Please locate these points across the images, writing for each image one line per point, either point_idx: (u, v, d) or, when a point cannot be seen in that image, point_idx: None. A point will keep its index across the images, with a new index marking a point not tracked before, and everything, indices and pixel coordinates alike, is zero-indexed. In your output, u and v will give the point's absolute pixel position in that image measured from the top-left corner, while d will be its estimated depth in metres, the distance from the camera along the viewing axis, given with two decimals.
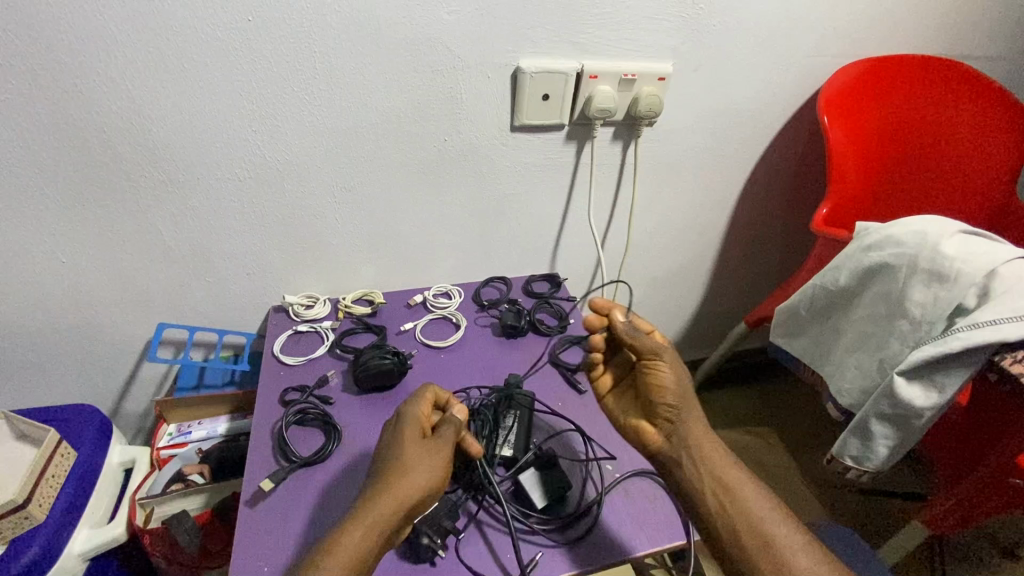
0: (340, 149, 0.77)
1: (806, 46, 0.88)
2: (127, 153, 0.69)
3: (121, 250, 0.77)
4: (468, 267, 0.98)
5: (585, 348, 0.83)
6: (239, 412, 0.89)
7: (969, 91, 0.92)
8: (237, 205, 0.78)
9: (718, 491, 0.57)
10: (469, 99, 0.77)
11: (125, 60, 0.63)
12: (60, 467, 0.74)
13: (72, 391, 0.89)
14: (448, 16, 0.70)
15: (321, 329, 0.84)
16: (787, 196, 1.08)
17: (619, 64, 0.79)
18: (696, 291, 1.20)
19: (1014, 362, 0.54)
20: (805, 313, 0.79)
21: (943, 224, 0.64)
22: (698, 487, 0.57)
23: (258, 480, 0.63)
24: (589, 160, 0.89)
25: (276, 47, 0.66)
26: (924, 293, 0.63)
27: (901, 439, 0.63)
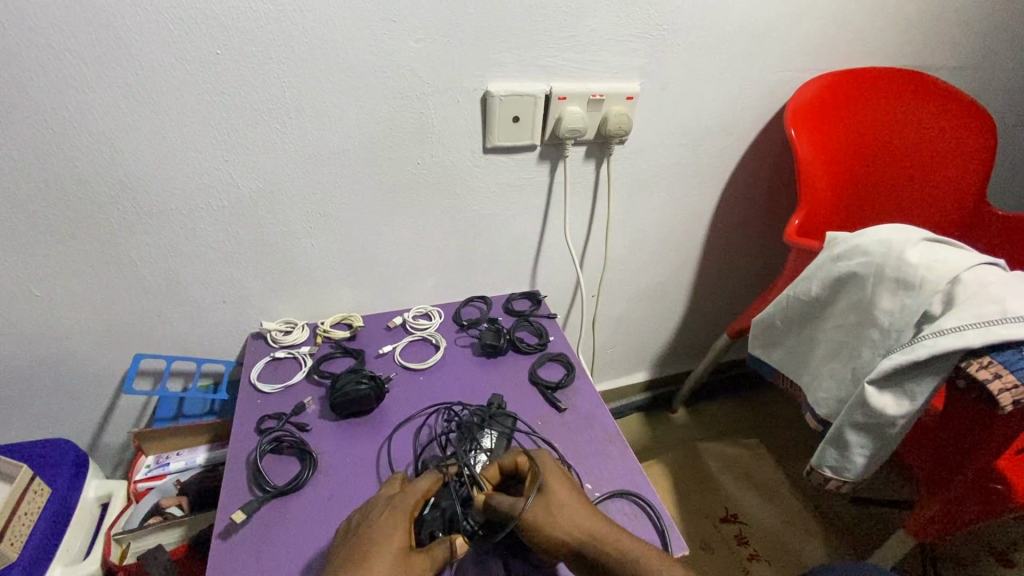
0: (313, 175, 0.78)
1: (770, 63, 0.90)
2: (100, 187, 0.70)
3: (98, 283, 0.77)
4: (448, 288, 0.99)
5: (564, 366, 0.84)
6: (219, 441, 0.88)
7: (932, 100, 0.95)
8: (211, 235, 0.78)
9: None
10: (441, 124, 0.79)
11: (96, 96, 0.64)
12: (33, 504, 0.73)
13: (47, 426, 0.88)
14: (415, 44, 0.71)
15: (299, 354, 0.84)
16: (762, 207, 1.09)
17: (587, 85, 0.81)
18: (678, 304, 1.21)
19: (980, 368, 0.53)
20: (781, 323, 0.80)
21: (907, 232, 0.65)
22: None
23: (231, 511, 0.62)
24: (563, 179, 0.90)
25: (246, 79, 0.68)
26: (891, 301, 0.63)
27: (877, 448, 0.63)
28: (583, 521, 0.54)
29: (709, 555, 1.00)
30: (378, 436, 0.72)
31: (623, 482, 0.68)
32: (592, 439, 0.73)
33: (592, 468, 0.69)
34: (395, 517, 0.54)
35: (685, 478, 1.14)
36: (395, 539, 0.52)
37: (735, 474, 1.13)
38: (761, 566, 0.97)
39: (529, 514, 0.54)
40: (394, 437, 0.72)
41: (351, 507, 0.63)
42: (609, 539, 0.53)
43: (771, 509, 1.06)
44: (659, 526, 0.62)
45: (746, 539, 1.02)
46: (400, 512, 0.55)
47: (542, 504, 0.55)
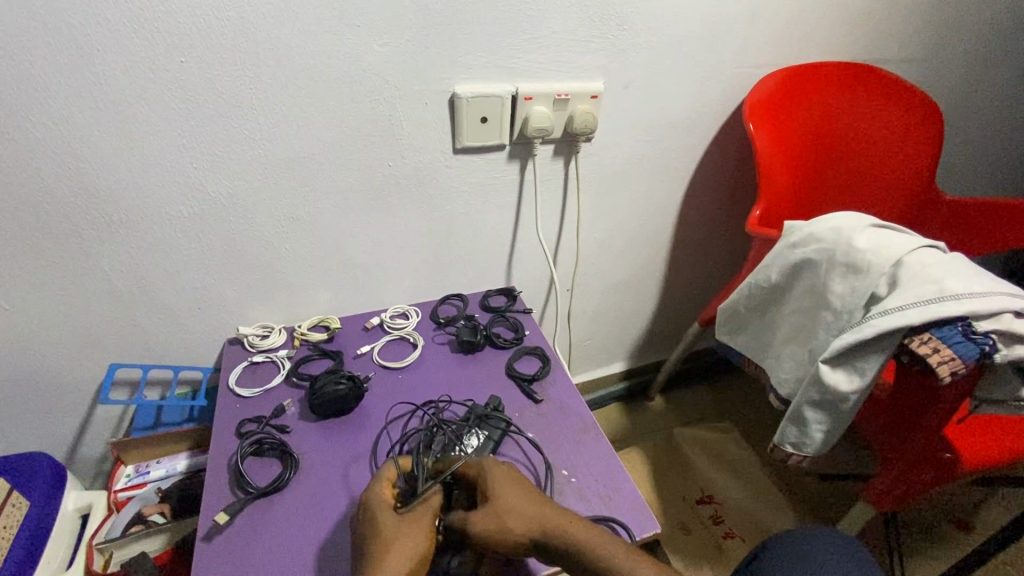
0: (284, 180, 0.79)
1: (728, 59, 0.94)
2: (68, 197, 0.70)
3: (69, 294, 0.77)
4: (425, 287, 1.00)
5: (540, 360, 0.87)
6: (199, 447, 0.88)
7: (882, 92, 1.00)
8: (184, 242, 0.79)
9: None
10: (410, 125, 0.80)
11: (60, 107, 0.64)
12: (12, 518, 0.72)
13: (23, 441, 0.87)
14: (380, 48, 0.72)
15: (277, 358, 0.85)
16: (727, 198, 1.13)
17: (552, 85, 0.83)
18: (651, 295, 1.24)
19: (921, 343, 0.57)
20: (745, 309, 0.83)
21: (856, 219, 0.69)
22: None
23: (213, 514, 0.63)
24: (532, 177, 0.93)
25: (212, 86, 0.68)
26: (842, 285, 0.67)
27: (833, 423, 0.66)
28: (530, 517, 0.54)
29: (687, 536, 1.03)
30: (357, 435, 0.73)
31: (598, 467, 0.71)
32: (568, 429, 0.76)
33: (567, 457, 0.72)
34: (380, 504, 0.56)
35: (663, 463, 1.17)
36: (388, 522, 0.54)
37: (709, 457, 1.17)
38: (737, 543, 1.01)
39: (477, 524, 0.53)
40: (375, 436, 0.73)
41: (332, 505, 0.64)
42: (555, 528, 0.53)
43: (745, 490, 1.10)
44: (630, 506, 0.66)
45: (722, 519, 1.05)
46: (380, 503, 0.56)
47: (490, 514, 0.54)
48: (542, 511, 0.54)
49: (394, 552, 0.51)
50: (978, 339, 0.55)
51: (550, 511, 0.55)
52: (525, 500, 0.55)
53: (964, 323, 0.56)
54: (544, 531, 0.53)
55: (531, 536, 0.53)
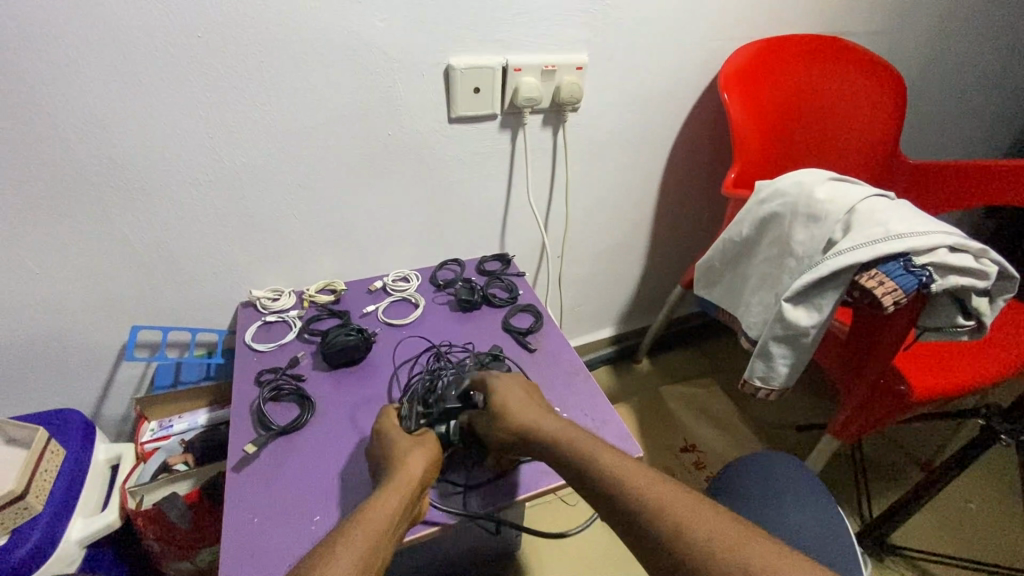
0: (292, 149, 0.84)
1: (704, 32, 1.00)
2: (93, 166, 0.75)
3: (94, 259, 0.82)
4: (424, 253, 1.07)
5: (533, 315, 0.94)
6: (218, 404, 0.95)
7: (848, 63, 1.07)
8: (199, 209, 0.84)
9: (580, 478, 0.54)
10: (408, 97, 0.86)
11: (85, 79, 0.69)
12: (51, 463, 0.78)
13: (51, 401, 0.92)
14: (380, 23, 0.78)
15: (289, 318, 0.91)
16: (706, 167, 1.20)
17: (540, 57, 0.89)
18: (637, 261, 1.31)
19: (868, 278, 0.65)
20: (719, 264, 0.91)
21: (817, 174, 0.77)
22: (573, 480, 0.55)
23: (241, 448, 0.70)
24: (523, 146, 0.99)
25: (225, 59, 0.73)
26: (804, 233, 0.74)
27: (796, 356, 0.74)
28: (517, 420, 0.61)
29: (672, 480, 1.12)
30: (367, 381, 0.80)
31: (587, 404, 0.78)
32: (559, 373, 0.83)
33: (559, 395, 0.79)
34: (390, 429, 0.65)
35: (650, 417, 1.25)
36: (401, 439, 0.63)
37: (692, 410, 1.26)
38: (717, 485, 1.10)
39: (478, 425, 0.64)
40: (384, 382, 0.80)
41: (347, 439, 0.72)
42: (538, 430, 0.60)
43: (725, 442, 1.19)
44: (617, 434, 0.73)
45: (704, 464, 1.14)
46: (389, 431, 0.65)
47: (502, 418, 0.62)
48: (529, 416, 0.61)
49: (409, 455, 0.59)
50: (916, 272, 0.63)
51: (546, 422, 0.60)
52: (516, 406, 0.63)
53: (906, 258, 0.63)
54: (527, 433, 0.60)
55: (516, 437, 0.61)
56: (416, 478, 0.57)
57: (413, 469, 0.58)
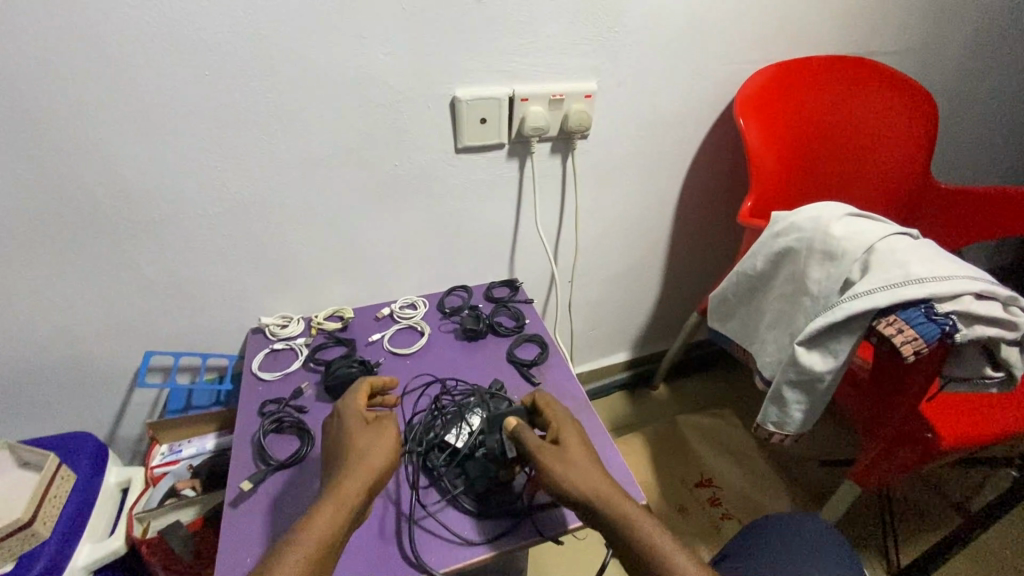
0: (299, 181, 0.85)
1: (719, 57, 0.97)
2: (108, 200, 0.77)
3: (109, 287, 0.85)
4: (432, 279, 1.06)
5: (538, 346, 0.92)
6: (226, 428, 0.96)
7: (876, 84, 1.03)
8: (210, 239, 0.86)
9: (640, 559, 0.53)
10: (414, 128, 0.86)
11: (99, 118, 0.71)
12: (60, 488, 0.80)
13: (69, 422, 0.95)
14: (385, 57, 0.78)
15: (296, 345, 0.92)
16: (724, 191, 1.17)
17: (547, 86, 0.88)
18: (652, 286, 1.28)
19: (887, 325, 0.61)
20: (733, 297, 0.87)
21: (834, 209, 0.73)
22: (631, 557, 0.54)
23: (239, 483, 0.69)
24: (531, 173, 0.98)
25: (232, 96, 0.75)
26: (820, 271, 0.71)
27: (811, 402, 0.70)
28: (590, 479, 0.58)
29: (684, 516, 1.07)
30: None
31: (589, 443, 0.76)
32: None
33: None
34: (353, 416, 0.65)
35: (664, 447, 1.21)
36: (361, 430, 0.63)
37: (709, 443, 1.21)
38: (733, 524, 1.05)
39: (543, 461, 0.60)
40: None
41: None
42: (609, 497, 0.57)
43: (742, 478, 1.13)
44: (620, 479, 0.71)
45: (719, 501, 1.10)
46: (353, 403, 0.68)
47: (553, 448, 0.62)
48: (597, 477, 0.59)
49: (366, 446, 0.60)
50: (940, 320, 0.58)
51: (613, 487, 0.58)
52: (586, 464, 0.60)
53: (928, 305, 0.59)
54: (599, 495, 0.57)
55: (585, 495, 0.57)
56: (374, 476, 0.58)
57: (371, 464, 0.58)
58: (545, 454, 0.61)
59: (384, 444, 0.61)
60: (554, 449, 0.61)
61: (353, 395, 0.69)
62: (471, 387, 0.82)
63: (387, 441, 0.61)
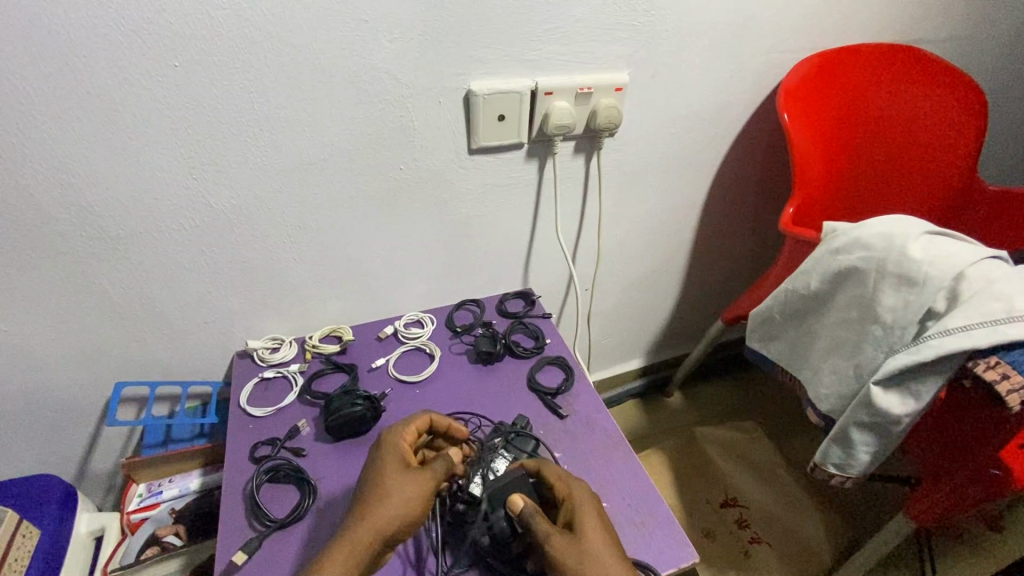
0: (289, 189, 0.74)
1: (761, 44, 0.87)
2: (63, 216, 0.65)
3: (68, 313, 0.73)
4: (439, 292, 0.96)
5: (562, 370, 0.82)
6: (212, 464, 0.86)
7: (926, 75, 0.92)
8: (186, 256, 0.74)
9: None
10: (422, 127, 0.74)
11: (45, 119, 0.59)
12: (21, 549, 0.71)
13: (31, 460, 0.84)
14: (390, 44, 0.66)
15: (288, 373, 0.81)
16: (754, 190, 1.07)
17: (574, 78, 0.77)
18: (672, 291, 1.19)
19: (987, 368, 0.53)
20: (780, 316, 0.79)
21: (908, 224, 0.64)
22: None
23: (232, 550, 0.60)
24: (552, 175, 0.87)
25: (207, 91, 0.63)
26: (894, 297, 0.62)
27: (882, 446, 0.64)
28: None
29: (711, 543, 1.01)
30: None
31: (627, 488, 0.67)
32: (594, 446, 0.72)
33: (596, 479, 0.68)
34: (401, 444, 0.60)
35: (686, 463, 1.14)
36: (397, 464, 0.57)
37: (732, 457, 1.14)
38: (763, 549, 0.99)
39: (557, 550, 0.51)
40: None
41: None
42: None
43: (771, 498, 1.06)
44: (667, 532, 0.63)
45: (747, 523, 1.03)
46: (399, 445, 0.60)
47: (570, 539, 0.52)
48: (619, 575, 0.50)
49: (392, 496, 0.54)
50: None
51: None
52: (606, 557, 0.51)
53: None
54: None
55: None
56: (397, 520, 0.53)
57: (398, 505, 0.54)
58: (561, 548, 0.51)
59: (415, 487, 0.55)
60: (568, 536, 0.52)
61: (399, 433, 0.62)
62: (493, 425, 0.73)
63: (418, 486, 0.55)
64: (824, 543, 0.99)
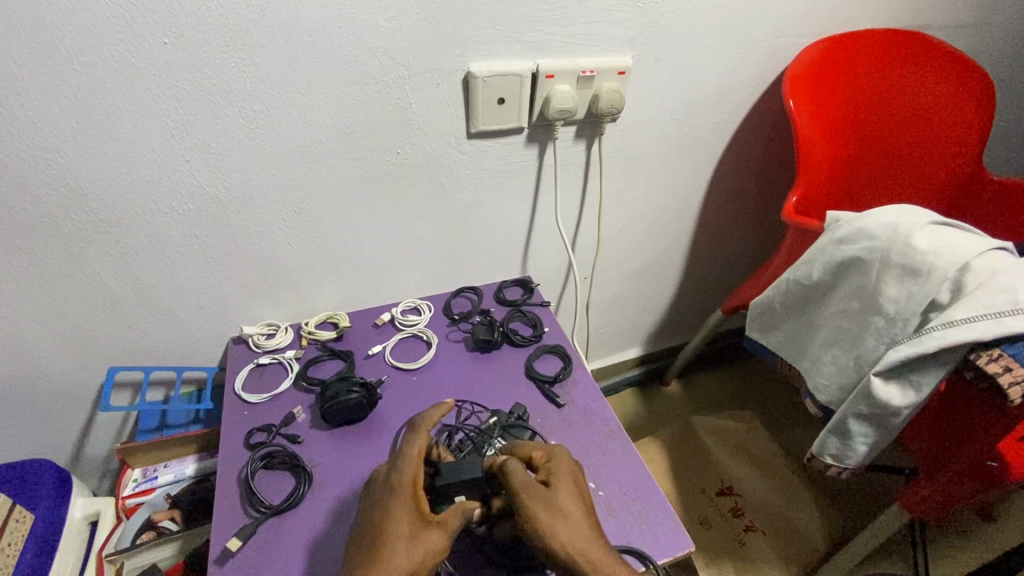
0: (284, 172, 0.72)
1: (768, 28, 0.85)
2: (51, 197, 0.64)
3: (59, 297, 0.72)
4: (437, 279, 0.95)
5: (560, 359, 0.82)
6: (207, 450, 0.85)
7: (935, 63, 0.90)
8: (178, 240, 0.73)
9: None
10: (420, 110, 0.73)
11: (30, 97, 0.57)
12: (16, 533, 0.71)
13: (25, 444, 0.84)
14: (388, 23, 0.64)
15: (284, 359, 0.80)
16: (757, 179, 1.06)
17: (577, 61, 0.75)
18: (671, 280, 1.18)
19: (989, 361, 0.53)
20: (780, 307, 0.79)
21: (915, 214, 0.63)
22: None
23: (226, 536, 0.60)
24: (552, 161, 0.86)
25: (199, 69, 0.61)
26: (897, 288, 0.62)
27: (880, 437, 0.64)
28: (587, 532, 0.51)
29: (706, 531, 1.02)
30: (371, 444, 0.69)
31: (624, 477, 0.67)
32: (592, 436, 0.72)
33: (593, 468, 0.68)
34: (404, 492, 0.53)
35: (681, 452, 1.14)
36: (404, 519, 0.50)
37: (728, 446, 1.14)
38: (758, 537, 0.99)
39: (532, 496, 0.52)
40: (389, 445, 0.69)
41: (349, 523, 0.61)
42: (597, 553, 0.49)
43: (768, 486, 1.06)
44: (663, 521, 0.62)
45: (742, 511, 1.03)
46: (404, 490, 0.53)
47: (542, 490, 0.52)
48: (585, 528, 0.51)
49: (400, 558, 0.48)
50: None
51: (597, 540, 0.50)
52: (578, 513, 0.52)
53: None
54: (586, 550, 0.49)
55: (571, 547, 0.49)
56: None
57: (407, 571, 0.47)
58: (531, 495, 0.51)
59: (427, 547, 0.49)
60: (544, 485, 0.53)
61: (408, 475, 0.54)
62: (491, 412, 0.73)
63: (430, 545, 0.49)
64: (818, 532, 0.99)
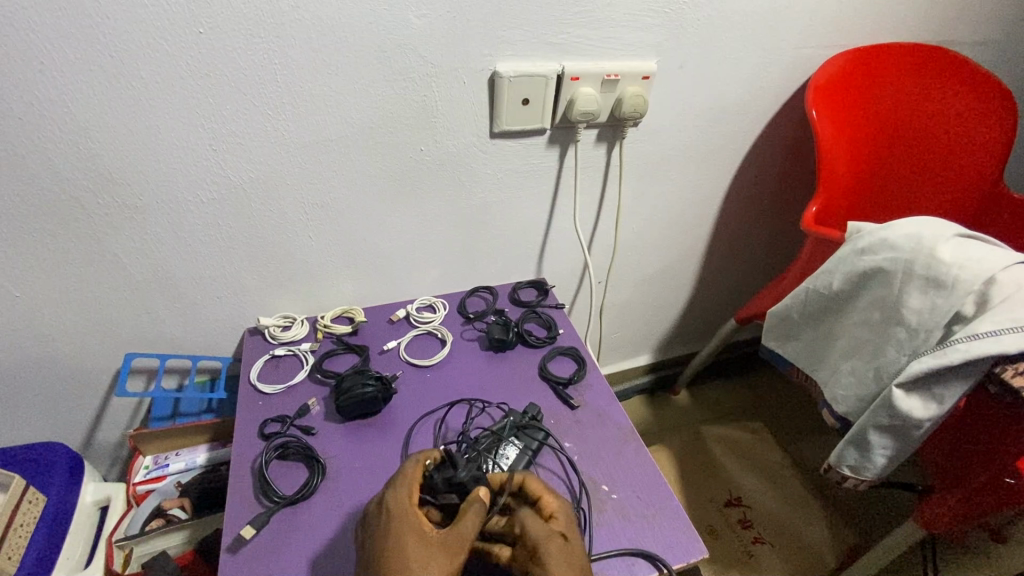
0: (307, 165, 0.73)
1: (793, 38, 0.85)
2: (78, 179, 0.64)
3: (82, 281, 0.73)
4: (453, 277, 0.95)
5: (575, 361, 0.82)
6: (219, 440, 0.86)
7: (961, 80, 0.90)
8: (201, 229, 0.73)
9: None
10: (445, 108, 0.73)
11: (66, 81, 0.58)
12: (28, 515, 0.71)
13: (39, 427, 0.84)
14: (418, 20, 0.65)
15: (300, 351, 0.81)
16: (775, 188, 1.06)
17: (601, 64, 0.75)
18: (685, 287, 1.18)
19: (1015, 374, 0.53)
20: (798, 316, 0.78)
21: (940, 226, 0.62)
22: None
23: (239, 524, 0.59)
24: (573, 163, 0.86)
25: (231, 61, 0.62)
26: (920, 300, 0.61)
27: (899, 449, 0.63)
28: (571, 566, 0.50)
29: (714, 541, 1.01)
30: (385, 438, 0.70)
31: (636, 482, 0.66)
32: (605, 438, 0.71)
33: (606, 470, 0.67)
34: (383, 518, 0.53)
35: (690, 462, 1.14)
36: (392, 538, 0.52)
37: (738, 457, 1.13)
38: (765, 549, 0.98)
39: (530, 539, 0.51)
40: (403, 439, 0.69)
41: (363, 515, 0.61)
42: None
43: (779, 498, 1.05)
44: (678, 526, 0.62)
45: (750, 523, 1.02)
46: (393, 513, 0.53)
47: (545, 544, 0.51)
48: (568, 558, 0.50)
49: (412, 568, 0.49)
50: None
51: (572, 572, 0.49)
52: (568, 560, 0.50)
53: None
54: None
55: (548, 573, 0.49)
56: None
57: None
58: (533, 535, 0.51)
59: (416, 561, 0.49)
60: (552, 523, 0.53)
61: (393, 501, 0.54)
62: (506, 411, 0.72)
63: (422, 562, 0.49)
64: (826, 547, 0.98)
